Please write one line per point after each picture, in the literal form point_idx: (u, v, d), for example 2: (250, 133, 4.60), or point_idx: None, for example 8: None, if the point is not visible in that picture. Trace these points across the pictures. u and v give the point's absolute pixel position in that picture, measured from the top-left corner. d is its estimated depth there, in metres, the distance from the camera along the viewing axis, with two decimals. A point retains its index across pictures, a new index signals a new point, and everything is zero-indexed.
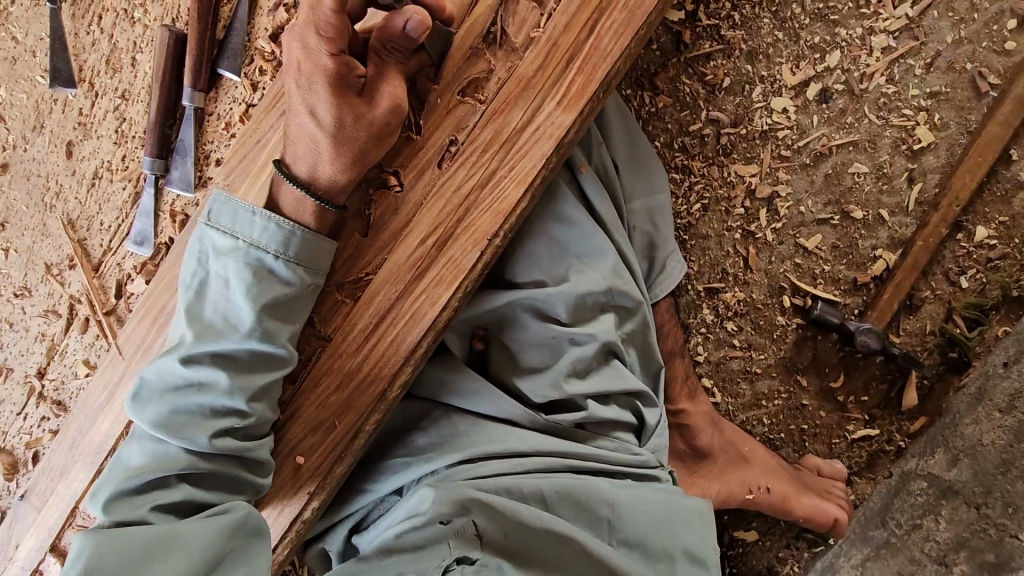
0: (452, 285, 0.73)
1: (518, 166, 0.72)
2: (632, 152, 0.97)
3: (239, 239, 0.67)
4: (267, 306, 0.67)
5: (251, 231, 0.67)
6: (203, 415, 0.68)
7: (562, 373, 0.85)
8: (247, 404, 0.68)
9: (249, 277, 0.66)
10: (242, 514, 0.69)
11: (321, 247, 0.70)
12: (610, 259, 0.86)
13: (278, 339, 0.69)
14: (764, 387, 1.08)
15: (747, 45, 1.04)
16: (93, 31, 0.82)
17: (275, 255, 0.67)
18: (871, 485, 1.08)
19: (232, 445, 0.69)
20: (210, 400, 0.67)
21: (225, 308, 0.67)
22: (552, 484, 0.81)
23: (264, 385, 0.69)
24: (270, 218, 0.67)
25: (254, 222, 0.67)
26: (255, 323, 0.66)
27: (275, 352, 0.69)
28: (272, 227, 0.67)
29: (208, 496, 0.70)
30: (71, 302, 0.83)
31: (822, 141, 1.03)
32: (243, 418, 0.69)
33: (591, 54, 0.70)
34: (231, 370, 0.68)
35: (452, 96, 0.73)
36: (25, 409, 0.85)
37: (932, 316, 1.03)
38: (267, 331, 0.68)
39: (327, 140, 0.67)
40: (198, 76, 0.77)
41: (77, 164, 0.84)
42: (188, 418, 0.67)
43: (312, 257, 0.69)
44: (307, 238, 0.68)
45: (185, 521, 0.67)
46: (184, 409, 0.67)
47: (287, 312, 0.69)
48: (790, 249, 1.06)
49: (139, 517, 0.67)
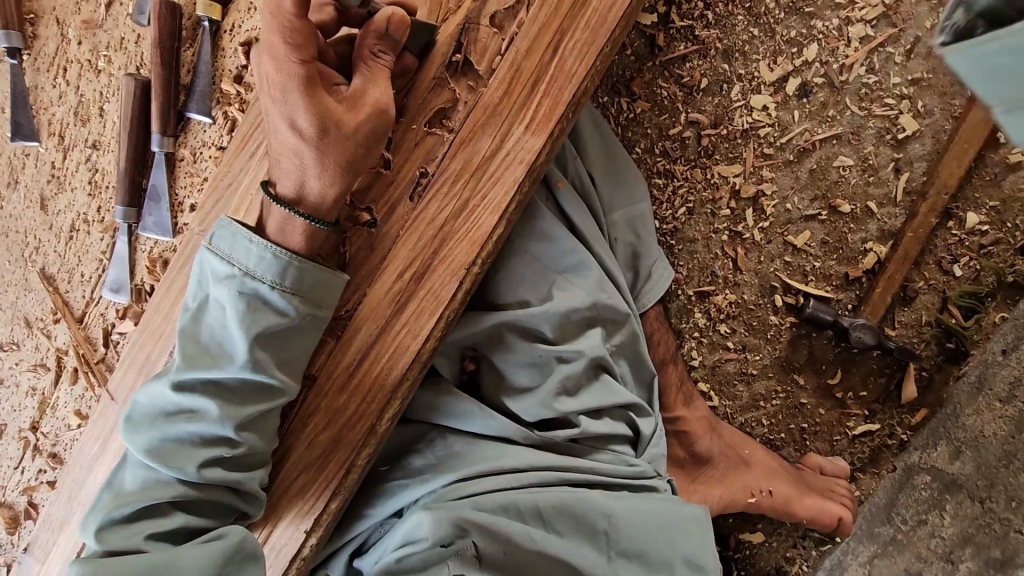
0: (434, 316, 0.73)
1: (490, 194, 0.71)
2: (610, 164, 0.96)
3: (234, 265, 0.64)
4: (259, 336, 0.64)
5: (246, 258, 0.64)
6: (192, 444, 0.66)
7: (552, 391, 0.84)
8: (234, 436, 0.66)
9: (241, 306, 0.64)
10: (238, 540, 0.69)
11: (323, 277, 0.66)
12: (594, 274, 0.85)
13: (272, 371, 0.66)
14: (760, 388, 1.07)
15: (723, 43, 1.02)
16: (59, 84, 0.82)
17: (271, 285, 0.64)
18: (875, 480, 1.04)
19: (221, 475, 0.67)
20: (200, 429, 0.66)
21: (220, 335, 0.66)
22: (547, 497, 0.80)
23: (254, 414, 0.67)
24: (267, 248, 0.64)
25: (251, 250, 0.64)
26: (245, 354, 0.64)
27: (269, 383, 0.67)
28: (268, 257, 0.64)
29: (204, 522, 0.70)
30: (59, 355, 0.84)
31: (805, 136, 1.02)
32: (234, 447, 0.67)
33: (556, 75, 0.69)
34: (221, 402, 0.65)
35: (419, 129, 0.72)
36: (23, 462, 0.86)
37: (928, 307, 1.01)
38: (257, 363, 0.65)
39: (314, 152, 0.63)
40: (167, 122, 0.76)
41: (53, 218, 0.84)
42: (177, 446, 0.66)
43: (309, 286, 0.66)
44: (304, 268, 0.65)
45: (182, 548, 0.67)
46: (173, 438, 0.66)
47: (284, 343, 0.67)
48: (779, 248, 1.04)
49: (134, 547, 0.66)
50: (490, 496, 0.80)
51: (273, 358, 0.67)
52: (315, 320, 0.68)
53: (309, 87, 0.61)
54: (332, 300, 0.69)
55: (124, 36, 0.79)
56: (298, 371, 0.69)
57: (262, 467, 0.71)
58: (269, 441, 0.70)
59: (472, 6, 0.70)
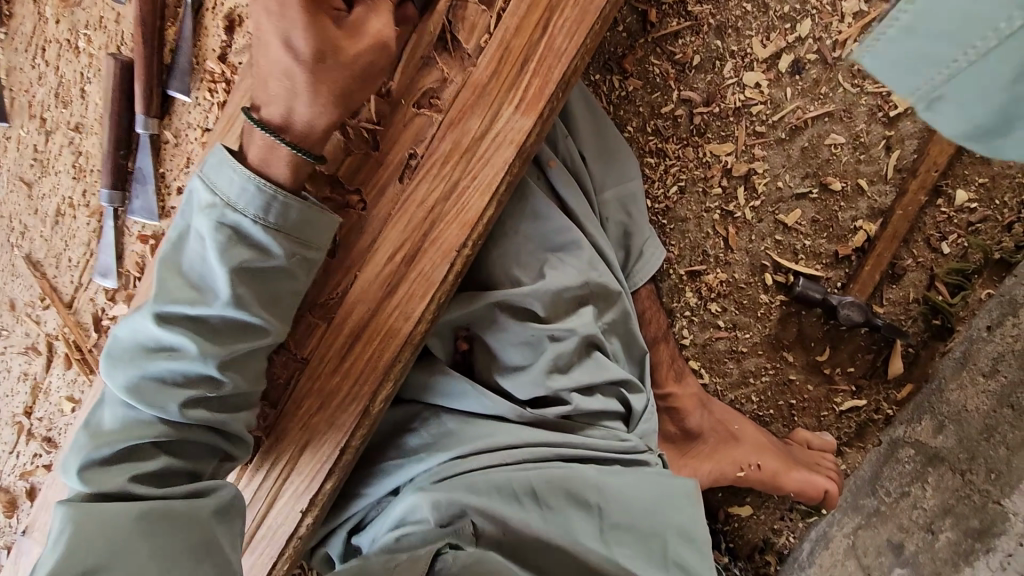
0: (425, 300, 0.73)
1: (480, 175, 0.70)
2: (602, 142, 0.92)
3: (217, 195, 0.63)
4: (241, 271, 0.64)
5: (227, 189, 0.63)
6: (174, 382, 0.66)
7: (544, 369, 0.84)
8: (220, 374, 0.66)
9: (221, 240, 0.63)
10: (229, 497, 0.72)
11: (315, 217, 0.65)
12: (585, 253, 0.85)
13: (256, 310, 0.66)
14: (750, 365, 1.09)
15: (715, 19, 1.01)
16: (38, 65, 0.80)
17: (253, 219, 0.63)
18: (861, 453, 1.08)
19: (207, 417, 0.68)
20: (183, 367, 0.65)
21: (202, 268, 0.65)
22: (540, 475, 0.82)
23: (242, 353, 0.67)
24: (249, 179, 0.62)
25: (235, 181, 0.62)
26: (227, 289, 0.63)
27: (254, 322, 0.67)
28: (251, 188, 0.62)
29: (187, 464, 0.70)
30: (49, 340, 0.84)
31: (797, 114, 1.01)
32: (217, 388, 0.67)
33: (546, 54, 0.67)
34: (204, 340, 0.65)
35: (408, 109, 0.70)
36: (19, 445, 0.86)
37: (915, 284, 1.02)
38: (240, 300, 0.64)
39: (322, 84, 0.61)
40: (149, 102, 0.74)
41: (38, 202, 0.82)
42: (160, 384, 0.66)
43: (294, 224, 0.64)
44: (287, 203, 0.63)
45: (170, 496, 0.68)
46: (156, 374, 0.66)
47: (269, 282, 0.67)
48: (770, 227, 1.05)
49: (119, 487, 0.66)
50: (485, 471, 0.82)
51: (257, 296, 0.66)
52: (300, 260, 0.67)
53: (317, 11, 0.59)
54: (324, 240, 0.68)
55: (103, 14, 0.76)
56: (284, 313, 0.69)
57: (249, 411, 0.72)
58: (254, 384, 0.71)
59: None
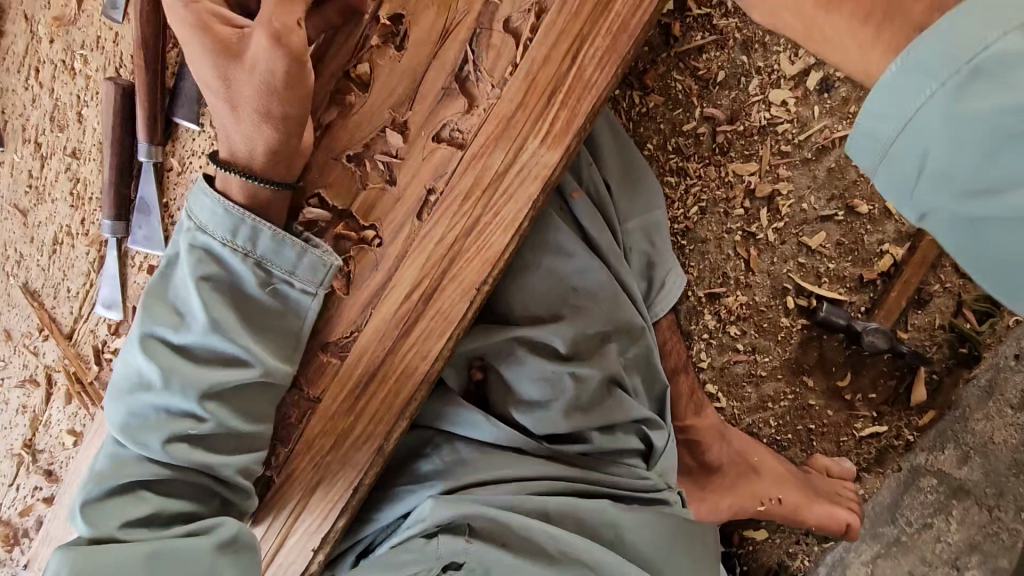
0: (444, 338, 0.69)
1: (503, 211, 0.66)
2: (628, 170, 0.90)
3: (195, 225, 0.64)
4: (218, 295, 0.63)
5: (200, 214, 0.63)
6: (159, 419, 0.65)
7: (563, 407, 0.81)
8: (200, 406, 0.63)
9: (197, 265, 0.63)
10: (230, 530, 0.66)
11: (296, 249, 0.64)
12: (609, 295, 0.82)
13: (233, 335, 0.63)
14: (769, 390, 1.06)
15: (742, 34, 0.97)
16: (31, 86, 0.75)
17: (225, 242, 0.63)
18: (880, 479, 1.04)
19: (191, 454, 0.65)
20: (165, 400, 0.63)
21: (184, 300, 0.65)
22: (558, 500, 0.80)
23: (219, 383, 0.64)
24: (219, 202, 0.62)
25: (208, 208, 0.63)
26: (203, 313, 0.62)
27: (233, 350, 0.64)
28: (222, 212, 0.62)
29: (180, 505, 0.67)
30: (49, 372, 0.80)
31: (824, 133, 0.98)
32: (200, 423, 0.64)
33: (574, 85, 0.63)
34: (183, 366, 0.63)
35: (426, 142, 0.66)
36: (17, 478, 0.83)
37: (941, 310, 0.99)
38: (218, 325, 0.63)
39: (275, 101, 0.58)
40: (151, 128, 0.70)
41: (34, 230, 0.78)
42: (146, 422, 0.65)
43: (268, 246, 0.63)
44: (258, 224, 0.62)
45: (164, 538, 0.64)
46: (141, 412, 0.65)
47: (252, 316, 0.65)
48: (793, 249, 1.02)
49: (109, 535, 0.64)
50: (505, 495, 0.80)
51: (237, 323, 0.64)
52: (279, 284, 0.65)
53: (291, 8, 0.55)
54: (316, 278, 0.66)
55: (102, 35, 0.72)
56: (268, 342, 0.66)
57: (242, 453, 0.67)
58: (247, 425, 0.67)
59: (484, 7, 0.63)
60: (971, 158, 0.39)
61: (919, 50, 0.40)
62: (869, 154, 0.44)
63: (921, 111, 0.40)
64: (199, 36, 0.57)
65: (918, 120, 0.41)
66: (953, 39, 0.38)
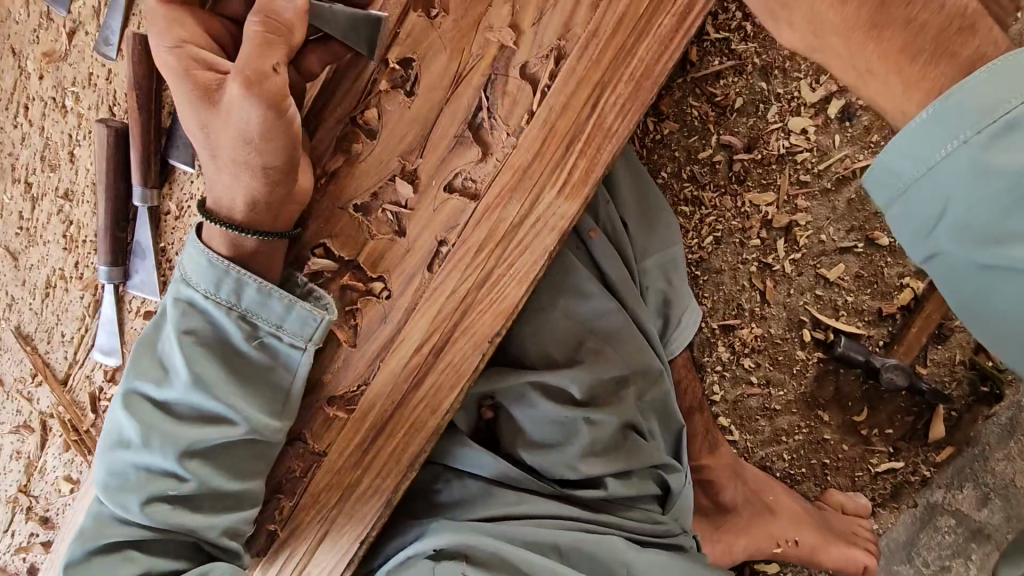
0: (454, 392, 0.66)
1: (518, 263, 0.63)
2: (644, 205, 0.87)
3: (180, 277, 0.61)
4: (200, 349, 0.59)
5: (186, 264, 0.60)
6: (138, 479, 0.60)
7: (577, 453, 0.79)
8: (180, 466, 0.59)
9: (180, 319, 0.59)
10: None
11: (284, 302, 0.59)
12: (630, 343, 0.80)
13: (212, 392, 0.58)
14: (783, 424, 1.03)
15: (761, 59, 0.93)
16: (20, 124, 0.72)
17: (208, 294, 0.59)
18: (894, 514, 1.02)
19: (171, 516, 0.61)
20: (143, 459, 0.59)
21: (162, 355, 0.61)
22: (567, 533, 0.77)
23: (198, 442, 0.59)
24: (203, 253, 0.59)
25: (193, 259, 0.60)
26: (183, 368, 0.58)
27: (214, 407, 0.59)
28: (206, 263, 0.58)
29: (171, 562, 0.63)
30: (43, 418, 0.78)
31: (846, 163, 0.95)
32: (181, 483, 0.60)
33: (594, 134, 0.60)
34: (162, 424, 0.59)
35: (438, 192, 0.63)
36: (12, 524, 0.80)
37: (962, 346, 0.96)
38: (196, 381, 0.58)
39: (258, 154, 0.54)
40: (148, 172, 0.67)
41: (25, 273, 0.75)
42: (124, 482, 0.60)
43: (254, 299, 0.59)
44: (242, 275, 0.58)
45: None
46: (119, 472, 0.61)
47: (237, 372, 0.60)
48: (811, 281, 0.99)
49: None
50: (519, 526, 0.77)
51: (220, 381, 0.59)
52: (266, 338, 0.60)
53: (269, 51, 0.51)
54: (306, 333, 0.61)
55: (93, 71, 0.69)
56: (253, 400, 0.60)
57: (227, 514, 0.62)
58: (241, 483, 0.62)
59: (500, 52, 0.60)
60: (988, 202, 0.44)
61: (950, 101, 0.45)
62: (891, 190, 0.49)
63: (948, 157, 0.45)
64: (181, 83, 0.54)
65: (944, 164, 0.45)
66: (980, 95, 0.44)
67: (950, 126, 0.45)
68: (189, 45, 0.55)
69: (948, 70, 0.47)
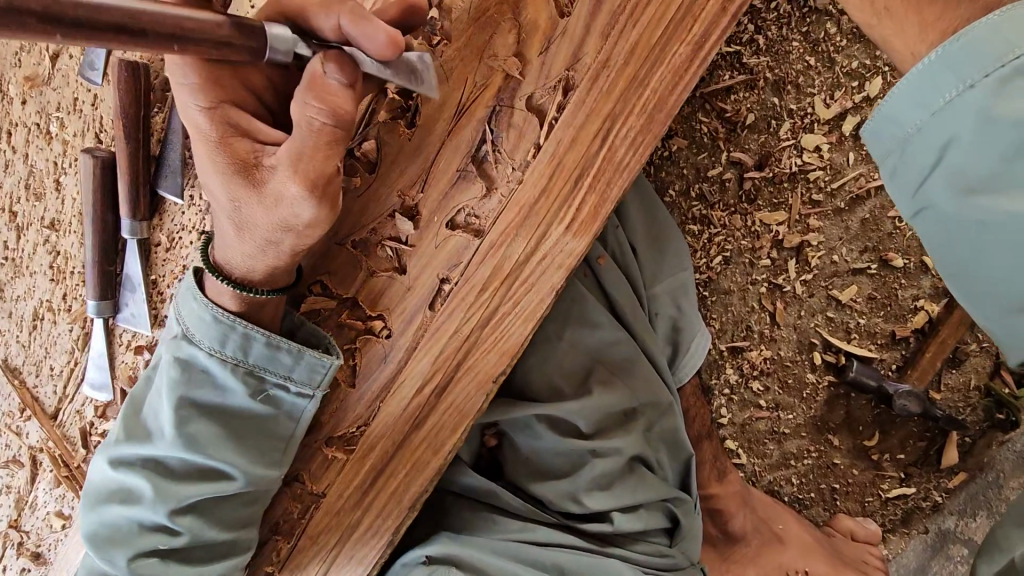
0: (455, 434, 0.63)
1: (524, 301, 0.60)
2: (652, 229, 0.84)
3: (179, 327, 0.58)
4: (198, 405, 0.57)
5: (189, 319, 0.57)
6: (129, 531, 0.59)
7: (584, 485, 0.77)
8: (171, 521, 0.58)
9: (178, 375, 0.57)
10: None
11: (293, 352, 0.57)
12: (640, 375, 0.78)
13: (208, 450, 0.57)
14: (792, 447, 1.00)
15: (773, 73, 0.90)
16: (3, 150, 0.71)
17: (209, 351, 0.56)
18: (904, 539, 1.01)
19: (158, 569, 0.60)
20: (134, 513, 0.59)
21: (157, 406, 0.59)
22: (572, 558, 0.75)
23: (191, 499, 0.58)
24: (207, 307, 0.56)
25: (195, 311, 0.56)
26: (179, 424, 0.56)
27: (212, 464, 0.58)
28: (209, 318, 0.56)
29: None
30: (33, 454, 0.76)
31: (859, 182, 0.92)
32: (173, 536, 0.59)
33: (604, 168, 0.57)
34: (158, 480, 0.58)
35: (440, 229, 0.60)
36: (3, 560, 0.77)
37: (977, 370, 0.94)
38: (191, 439, 0.57)
39: (295, 237, 0.52)
40: (137, 205, 0.65)
41: (11, 305, 0.74)
42: (115, 532, 0.60)
43: (256, 356, 0.57)
44: (247, 332, 0.55)
45: None
46: (110, 522, 0.60)
47: (237, 425, 0.59)
48: (822, 302, 0.96)
49: None
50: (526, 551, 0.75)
51: (218, 438, 0.58)
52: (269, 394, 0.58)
53: (332, 152, 0.47)
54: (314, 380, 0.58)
55: (78, 96, 0.69)
56: (254, 455, 0.59)
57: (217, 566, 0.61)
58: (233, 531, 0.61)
59: (505, 83, 0.57)
60: (990, 153, 0.41)
61: (961, 44, 0.42)
62: (887, 141, 0.46)
63: (953, 103, 0.42)
64: (216, 152, 0.50)
65: (949, 111, 0.42)
66: (994, 37, 0.40)
67: (960, 70, 0.42)
68: (225, 104, 0.50)
69: (968, 12, 0.44)
